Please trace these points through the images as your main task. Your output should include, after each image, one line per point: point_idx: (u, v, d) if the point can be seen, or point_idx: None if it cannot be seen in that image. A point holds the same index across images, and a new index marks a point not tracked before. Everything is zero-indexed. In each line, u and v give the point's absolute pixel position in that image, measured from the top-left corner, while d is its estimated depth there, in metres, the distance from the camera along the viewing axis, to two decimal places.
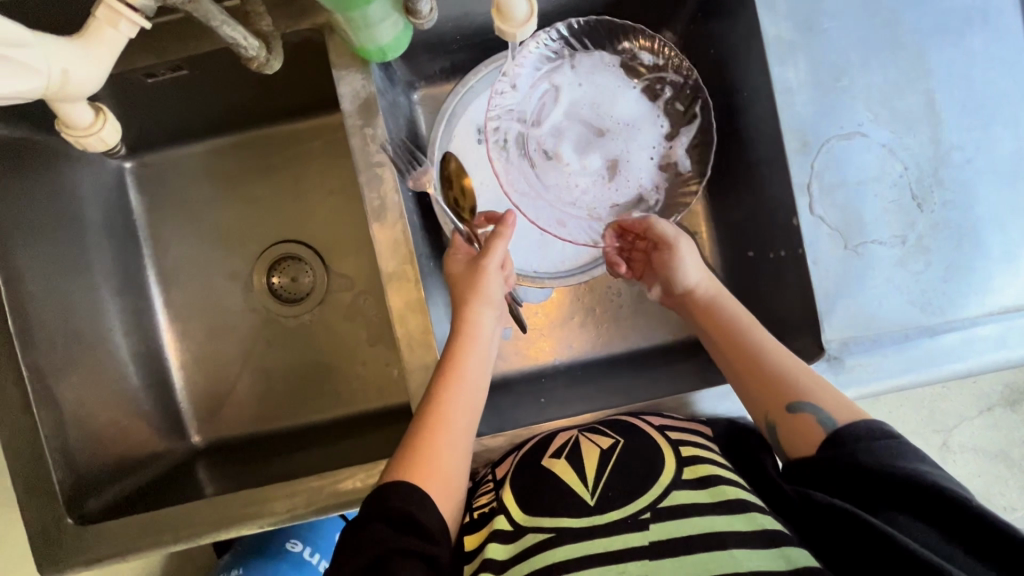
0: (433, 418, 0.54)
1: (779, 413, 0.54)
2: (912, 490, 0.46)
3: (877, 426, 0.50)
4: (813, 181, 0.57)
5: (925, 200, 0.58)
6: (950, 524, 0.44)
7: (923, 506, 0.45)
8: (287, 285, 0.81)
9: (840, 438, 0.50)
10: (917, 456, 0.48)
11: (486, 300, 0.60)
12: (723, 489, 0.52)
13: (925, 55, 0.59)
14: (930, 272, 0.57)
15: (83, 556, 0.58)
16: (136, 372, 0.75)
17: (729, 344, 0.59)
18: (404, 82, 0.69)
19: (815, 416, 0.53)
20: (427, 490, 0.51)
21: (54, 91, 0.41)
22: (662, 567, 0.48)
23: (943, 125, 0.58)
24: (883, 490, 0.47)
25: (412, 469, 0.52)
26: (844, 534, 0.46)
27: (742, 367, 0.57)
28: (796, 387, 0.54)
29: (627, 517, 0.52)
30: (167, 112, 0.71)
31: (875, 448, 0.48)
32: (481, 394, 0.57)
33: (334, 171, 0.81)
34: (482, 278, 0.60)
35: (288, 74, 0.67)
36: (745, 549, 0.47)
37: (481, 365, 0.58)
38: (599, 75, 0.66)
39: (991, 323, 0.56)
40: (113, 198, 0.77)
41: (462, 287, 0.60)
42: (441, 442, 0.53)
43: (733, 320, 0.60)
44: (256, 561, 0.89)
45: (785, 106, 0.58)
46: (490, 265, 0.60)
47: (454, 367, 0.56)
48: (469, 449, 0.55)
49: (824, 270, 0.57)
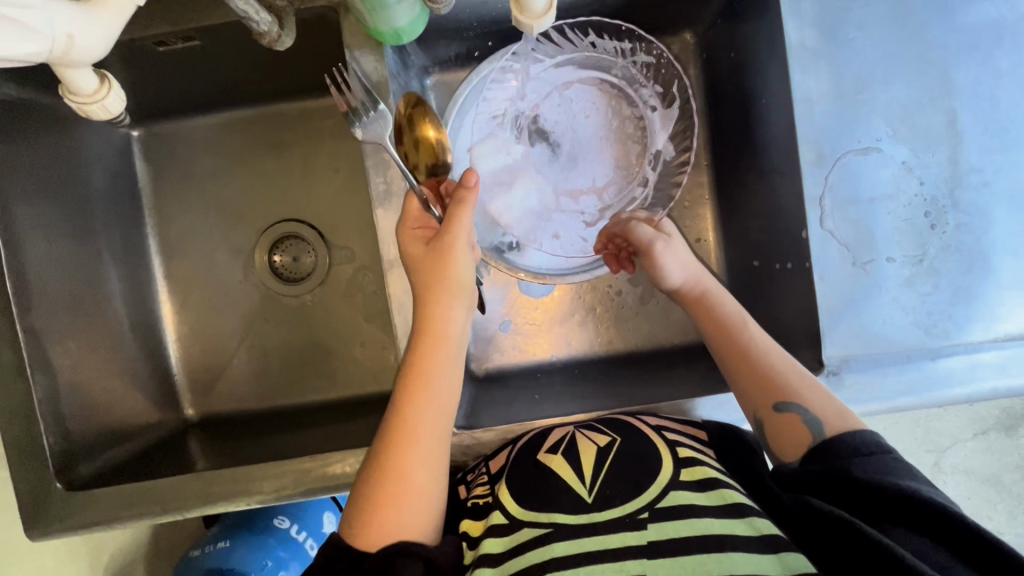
0: (401, 415, 0.52)
1: (768, 414, 0.54)
2: (906, 502, 0.46)
3: (868, 438, 0.50)
4: (825, 195, 0.56)
5: (938, 221, 0.57)
6: (942, 536, 0.45)
7: (917, 518, 0.46)
8: (288, 264, 0.81)
9: (829, 449, 0.51)
10: (909, 472, 0.48)
11: (448, 281, 0.53)
12: (723, 493, 0.52)
13: (951, 72, 0.57)
14: (937, 294, 0.56)
15: (70, 522, 0.58)
16: (132, 341, 0.75)
17: (723, 349, 0.58)
18: (417, 66, 0.68)
19: (801, 417, 0.53)
20: (402, 505, 0.50)
21: (58, 56, 0.39)
22: (660, 567, 0.48)
23: (962, 146, 0.57)
24: (877, 503, 0.47)
25: (382, 484, 0.50)
26: (840, 543, 0.46)
27: (736, 370, 0.56)
28: (787, 388, 0.54)
29: (625, 515, 0.52)
30: (177, 82, 0.70)
31: (868, 461, 0.49)
32: (451, 385, 0.54)
33: (343, 152, 0.80)
34: (441, 257, 0.52)
35: (301, 52, 0.66)
36: (744, 554, 0.47)
37: (450, 355, 0.54)
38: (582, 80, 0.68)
39: (995, 350, 0.55)
40: (118, 166, 0.77)
41: (421, 268, 0.53)
42: (408, 449, 0.51)
43: (726, 322, 0.59)
44: (243, 534, 0.90)
45: (802, 116, 0.57)
46: (455, 242, 0.53)
47: (423, 361, 0.53)
48: (443, 448, 0.53)
49: (829, 286, 0.56)
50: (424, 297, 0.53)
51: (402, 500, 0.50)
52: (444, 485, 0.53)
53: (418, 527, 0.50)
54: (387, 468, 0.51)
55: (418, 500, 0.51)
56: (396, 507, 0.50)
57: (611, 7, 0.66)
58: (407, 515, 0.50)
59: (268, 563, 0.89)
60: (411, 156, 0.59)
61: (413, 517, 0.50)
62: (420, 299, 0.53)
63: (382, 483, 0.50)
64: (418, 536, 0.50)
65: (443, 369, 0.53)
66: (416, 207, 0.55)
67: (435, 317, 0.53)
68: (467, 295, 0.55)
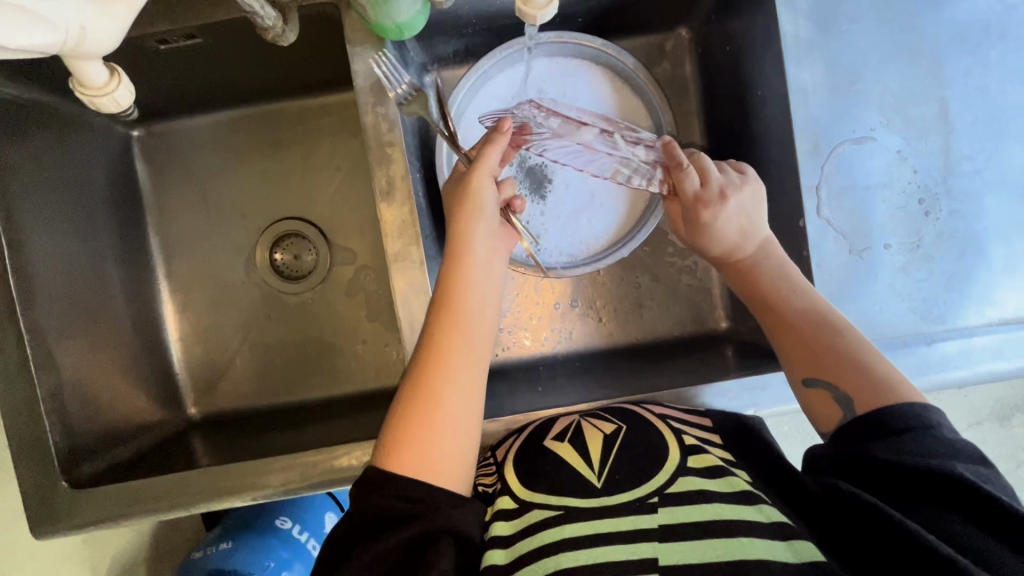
0: (433, 340, 0.53)
1: (802, 393, 0.54)
2: (947, 484, 0.44)
3: (909, 411, 0.48)
4: (822, 184, 0.57)
5: (932, 208, 0.58)
6: (984, 517, 0.43)
7: (956, 498, 0.44)
8: (289, 262, 0.81)
9: (863, 424, 0.49)
10: (950, 450, 0.46)
11: (478, 215, 0.56)
12: (732, 480, 0.53)
13: (941, 63, 0.59)
14: (931, 280, 0.57)
15: (75, 520, 0.58)
16: (133, 339, 0.75)
17: (780, 327, 0.56)
18: (418, 63, 0.68)
19: (831, 394, 0.52)
20: (428, 423, 0.50)
21: (70, 46, 0.39)
22: (671, 550, 0.49)
23: (954, 135, 0.59)
24: (908, 478, 0.45)
25: (412, 405, 0.51)
26: (864, 526, 0.46)
27: (788, 348, 0.55)
28: (828, 367, 0.53)
29: (634, 500, 0.53)
30: (179, 80, 0.70)
31: (907, 437, 0.47)
32: (479, 317, 0.55)
33: (343, 149, 0.81)
34: (475, 193, 0.56)
35: (302, 49, 0.67)
36: (754, 538, 0.48)
37: (477, 289, 0.55)
38: (559, 73, 0.69)
39: (990, 333, 0.56)
40: (118, 165, 0.77)
41: (456, 206, 0.56)
42: (438, 370, 0.52)
43: (753, 292, 0.59)
44: (244, 535, 0.90)
45: (798, 106, 0.58)
46: (481, 178, 0.56)
47: (452, 305, 0.54)
48: (476, 379, 0.53)
49: (828, 273, 0.57)
50: (455, 238, 0.56)
51: (434, 438, 0.50)
52: (476, 430, 0.52)
53: (452, 467, 0.50)
54: (418, 408, 0.51)
55: (450, 440, 0.50)
56: (427, 435, 0.50)
57: (607, 4, 0.67)
58: (439, 452, 0.50)
59: (270, 564, 0.89)
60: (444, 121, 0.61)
61: (446, 453, 0.50)
62: (450, 241, 0.56)
63: (413, 425, 0.50)
64: (443, 459, 0.50)
65: (472, 310, 0.54)
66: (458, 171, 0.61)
67: (462, 242, 0.56)
68: (491, 228, 0.57)
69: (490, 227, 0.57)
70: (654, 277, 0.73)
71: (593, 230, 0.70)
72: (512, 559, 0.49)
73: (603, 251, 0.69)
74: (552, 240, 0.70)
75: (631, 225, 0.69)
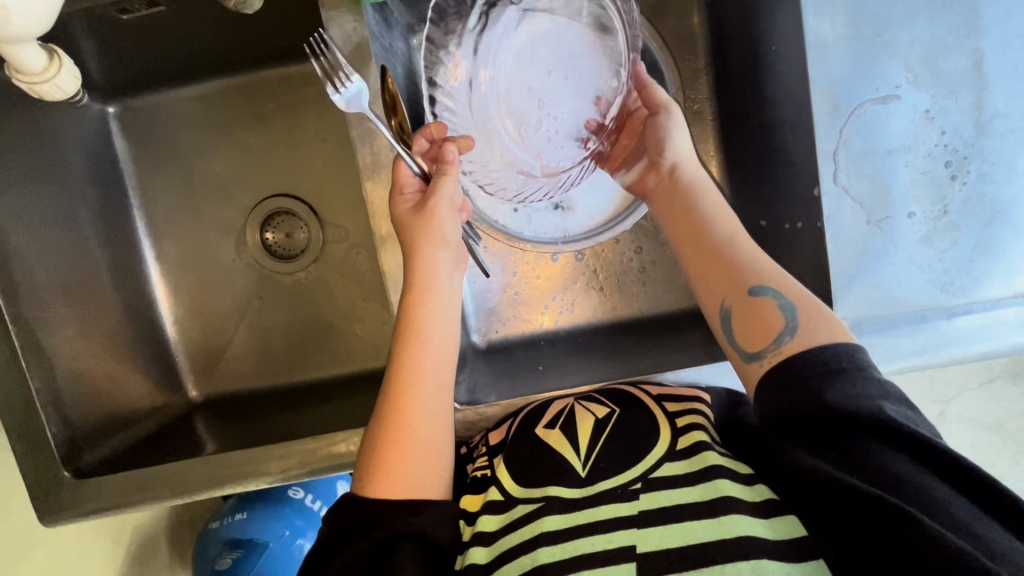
0: (404, 373, 0.52)
1: (742, 366, 0.51)
2: (880, 425, 0.43)
3: (839, 352, 0.46)
4: (840, 149, 0.54)
5: (959, 172, 0.54)
6: (912, 452, 0.43)
7: (885, 438, 0.43)
8: (281, 242, 0.78)
9: (795, 371, 0.46)
10: (883, 391, 0.44)
11: (440, 244, 0.54)
12: (705, 456, 0.51)
13: (978, 9, 0.53)
14: (955, 250, 0.54)
15: (80, 509, 0.59)
16: (128, 324, 0.73)
17: (718, 254, 0.54)
18: (404, 23, 0.63)
19: (775, 301, 0.50)
20: (404, 453, 0.50)
21: None
22: (650, 535, 0.48)
23: (989, 90, 0.53)
24: (847, 424, 0.44)
25: (387, 438, 0.51)
26: (817, 488, 0.44)
27: (730, 271, 0.53)
28: (760, 274, 0.52)
29: (616, 487, 0.52)
30: (149, 48, 0.66)
31: (836, 377, 0.44)
32: (453, 346, 0.54)
33: (329, 118, 0.76)
34: (432, 221, 0.52)
35: (275, 8, 0.62)
36: (735, 516, 0.47)
37: (445, 314, 0.54)
38: (513, 48, 0.59)
39: (1015, 306, 0.53)
40: (97, 144, 0.73)
41: (414, 239, 0.53)
42: (410, 400, 0.51)
43: (714, 246, 0.54)
44: (258, 506, 0.90)
45: (817, 63, 0.53)
46: (441, 205, 0.53)
47: (416, 331, 0.53)
48: (444, 407, 0.52)
49: (844, 244, 0.54)
50: (414, 269, 0.53)
51: (410, 463, 0.50)
52: (449, 439, 0.53)
53: (433, 477, 0.51)
54: (392, 437, 0.50)
55: (422, 464, 0.50)
56: (404, 465, 0.50)
57: None
58: (421, 472, 0.50)
59: (285, 532, 0.89)
60: (403, 127, 0.56)
61: (424, 477, 0.50)
62: (410, 274, 0.54)
63: (388, 454, 0.50)
64: (421, 489, 0.50)
65: (438, 332, 0.53)
66: (411, 180, 0.54)
67: (420, 265, 0.53)
68: (454, 256, 0.55)
69: (455, 253, 0.55)
70: (657, 245, 0.69)
71: (580, 211, 0.68)
72: (492, 557, 0.50)
73: (602, 224, 0.68)
74: (541, 220, 0.68)
75: (622, 207, 0.67)
